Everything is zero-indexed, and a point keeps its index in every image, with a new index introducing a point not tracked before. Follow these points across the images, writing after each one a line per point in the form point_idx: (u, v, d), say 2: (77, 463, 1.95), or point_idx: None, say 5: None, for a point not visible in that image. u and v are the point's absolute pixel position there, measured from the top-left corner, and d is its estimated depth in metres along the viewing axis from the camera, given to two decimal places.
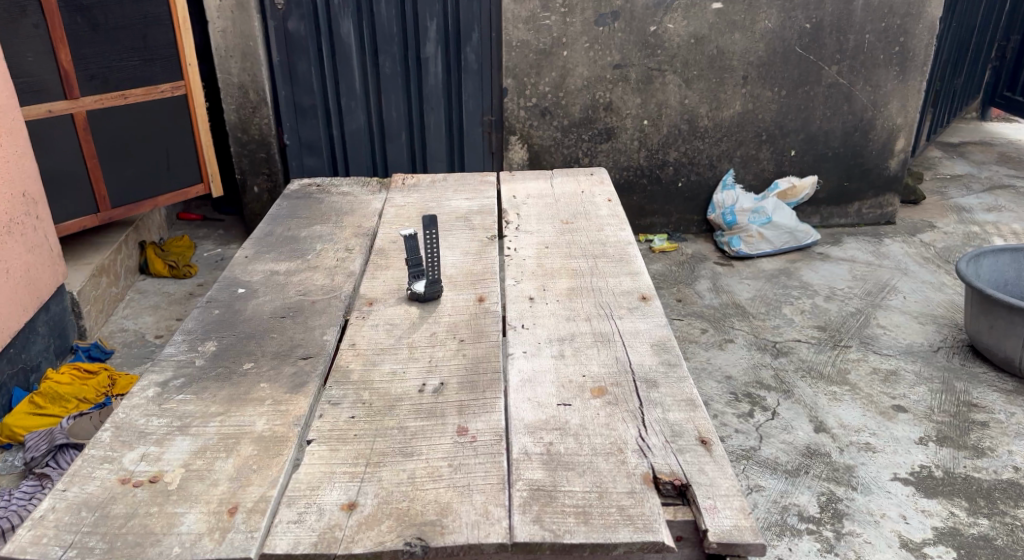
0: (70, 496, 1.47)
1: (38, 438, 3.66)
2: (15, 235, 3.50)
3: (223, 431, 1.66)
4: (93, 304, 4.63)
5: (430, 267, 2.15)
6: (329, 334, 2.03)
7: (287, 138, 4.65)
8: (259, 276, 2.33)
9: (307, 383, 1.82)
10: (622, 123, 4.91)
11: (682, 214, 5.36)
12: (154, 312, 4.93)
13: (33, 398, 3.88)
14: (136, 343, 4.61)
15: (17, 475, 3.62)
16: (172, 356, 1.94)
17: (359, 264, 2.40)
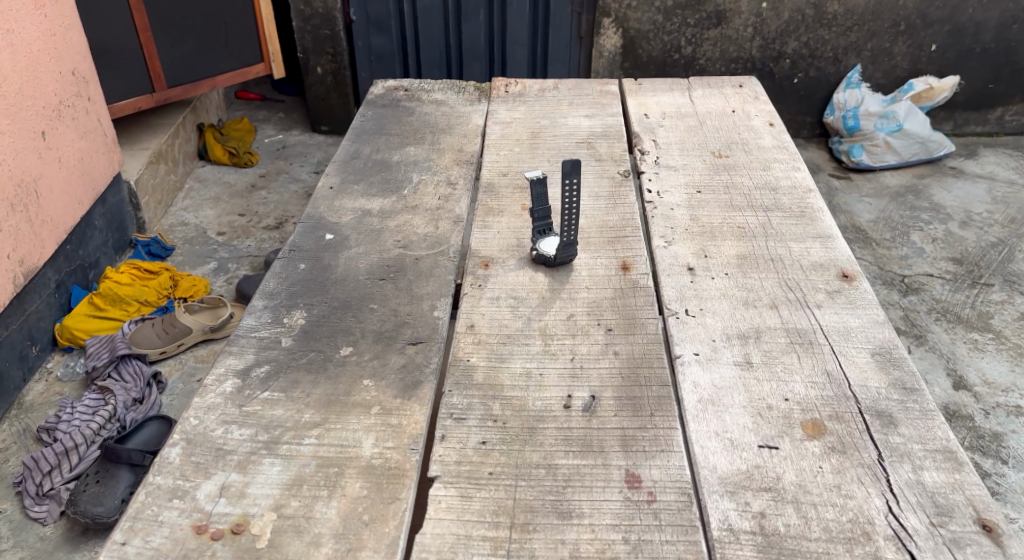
0: (132, 553, 1.13)
1: (100, 344, 3.31)
2: (64, 119, 3.13)
3: (321, 455, 1.28)
4: (151, 194, 4.28)
5: (565, 226, 1.68)
6: (440, 310, 1.61)
7: (353, 13, 4.08)
8: (349, 217, 1.90)
9: (422, 384, 1.43)
10: (736, 5, 4.06)
11: (792, 116, 4.49)
12: (215, 205, 4.57)
13: (93, 299, 3.55)
14: (198, 241, 4.27)
15: (80, 383, 3.27)
16: (252, 330, 1.54)
17: (466, 205, 1.95)
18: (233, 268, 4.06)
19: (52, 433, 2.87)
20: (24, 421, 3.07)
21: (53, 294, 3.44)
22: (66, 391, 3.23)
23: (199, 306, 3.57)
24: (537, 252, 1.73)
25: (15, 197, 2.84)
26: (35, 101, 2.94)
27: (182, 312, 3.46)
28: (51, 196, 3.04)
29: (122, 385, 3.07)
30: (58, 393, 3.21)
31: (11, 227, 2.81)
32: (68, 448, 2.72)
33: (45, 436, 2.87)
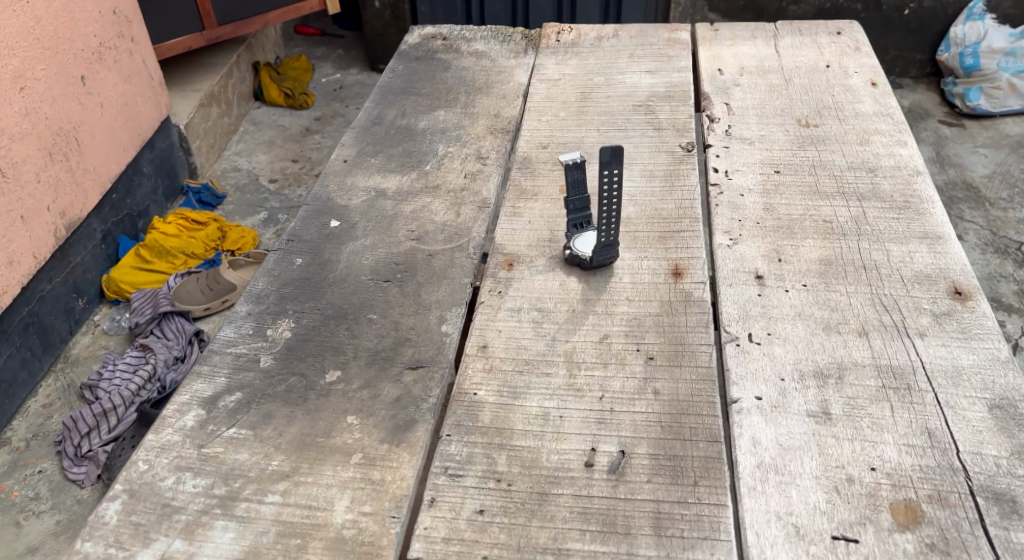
0: None
1: (145, 299, 2.97)
2: (103, 65, 2.94)
3: (284, 521, 1.06)
4: (203, 138, 3.94)
5: (604, 223, 1.39)
6: (448, 324, 1.34)
7: None
8: (361, 199, 1.64)
9: (416, 427, 1.18)
10: None
11: (901, 50, 3.77)
12: (272, 149, 4.23)
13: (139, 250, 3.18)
14: (250, 188, 3.92)
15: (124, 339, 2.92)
16: (230, 345, 1.32)
17: (495, 185, 1.67)
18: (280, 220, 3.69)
19: (93, 392, 2.63)
20: (68, 376, 2.77)
21: (99, 245, 3.08)
22: (111, 345, 2.91)
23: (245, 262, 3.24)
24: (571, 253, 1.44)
25: (52, 147, 2.67)
26: (71, 46, 2.75)
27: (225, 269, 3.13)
28: (93, 144, 2.88)
29: (164, 345, 2.78)
30: (104, 348, 2.88)
31: (49, 179, 2.65)
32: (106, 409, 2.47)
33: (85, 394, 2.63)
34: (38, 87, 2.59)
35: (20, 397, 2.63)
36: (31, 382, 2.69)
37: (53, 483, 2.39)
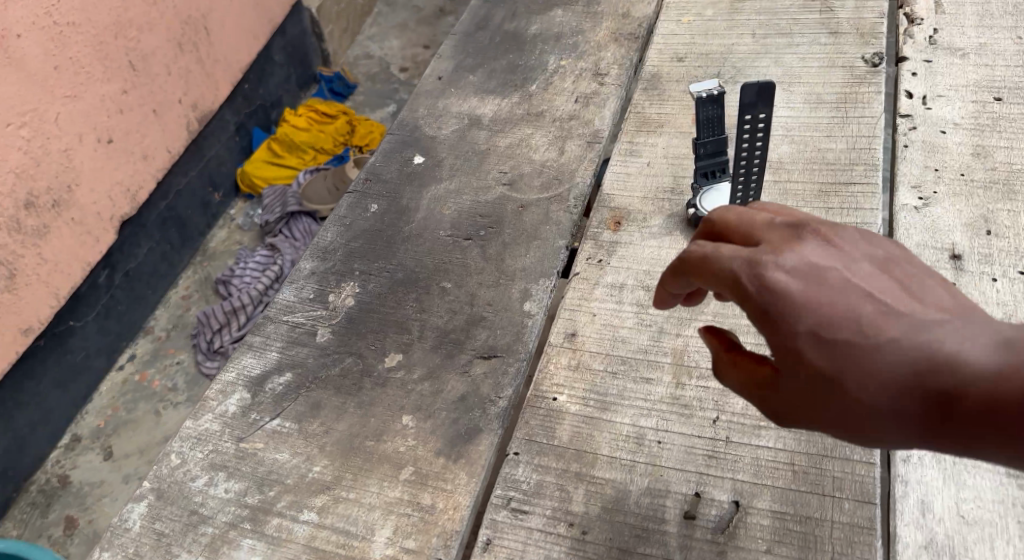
0: None
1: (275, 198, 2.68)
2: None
3: (315, 549, 0.90)
4: (335, 20, 3.35)
5: (741, 178, 1.06)
6: (532, 303, 1.09)
7: None
8: (451, 128, 1.39)
9: (479, 439, 0.96)
10: None
11: None
12: (402, 33, 3.56)
13: (270, 144, 2.85)
14: (381, 77, 3.36)
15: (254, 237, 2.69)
16: (289, 311, 1.14)
17: (611, 114, 1.36)
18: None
19: (225, 288, 2.46)
20: (206, 271, 2.58)
21: (233, 137, 2.76)
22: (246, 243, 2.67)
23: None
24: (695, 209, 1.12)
25: (182, 33, 2.25)
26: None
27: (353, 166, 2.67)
28: (227, 31, 2.45)
29: (293, 244, 2.57)
30: (239, 244, 2.66)
31: (181, 70, 2.27)
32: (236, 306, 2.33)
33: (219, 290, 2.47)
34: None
35: (159, 289, 2.45)
36: (171, 274, 2.51)
37: (189, 375, 2.29)
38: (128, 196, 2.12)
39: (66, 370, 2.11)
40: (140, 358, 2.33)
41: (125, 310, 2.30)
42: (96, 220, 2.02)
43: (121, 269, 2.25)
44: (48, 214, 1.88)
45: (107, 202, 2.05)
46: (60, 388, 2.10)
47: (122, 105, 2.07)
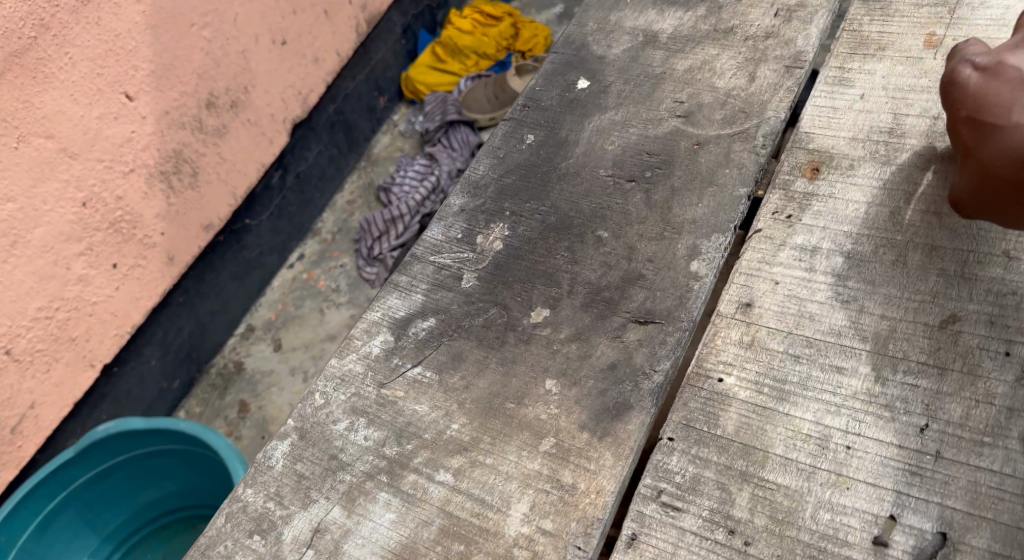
0: None
1: (435, 105, 2.62)
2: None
3: (451, 514, 0.84)
4: None
5: None
6: (701, 262, 0.95)
7: None
8: (625, 46, 1.23)
9: (631, 416, 0.86)
10: None
11: None
12: None
13: (434, 47, 2.75)
14: None
15: (414, 144, 2.64)
16: (436, 251, 1.06)
17: (820, 32, 1.14)
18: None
19: (386, 196, 2.44)
20: (370, 176, 2.56)
21: (399, 40, 2.68)
22: (407, 149, 2.63)
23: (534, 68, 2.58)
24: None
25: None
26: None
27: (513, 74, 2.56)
28: None
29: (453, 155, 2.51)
30: (400, 150, 2.62)
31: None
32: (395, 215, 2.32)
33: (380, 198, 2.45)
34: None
35: (327, 191, 2.46)
36: (338, 177, 2.50)
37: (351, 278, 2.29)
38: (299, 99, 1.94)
39: (244, 266, 2.16)
40: (307, 258, 2.35)
41: (296, 212, 2.32)
42: (270, 122, 1.87)
43: (293, 170, 2.25)
44: (228, 114, 1.74)
45: (281, 104, 1.88)
46: (237, 282, 2.16)
47: (297, 2, 1.85)
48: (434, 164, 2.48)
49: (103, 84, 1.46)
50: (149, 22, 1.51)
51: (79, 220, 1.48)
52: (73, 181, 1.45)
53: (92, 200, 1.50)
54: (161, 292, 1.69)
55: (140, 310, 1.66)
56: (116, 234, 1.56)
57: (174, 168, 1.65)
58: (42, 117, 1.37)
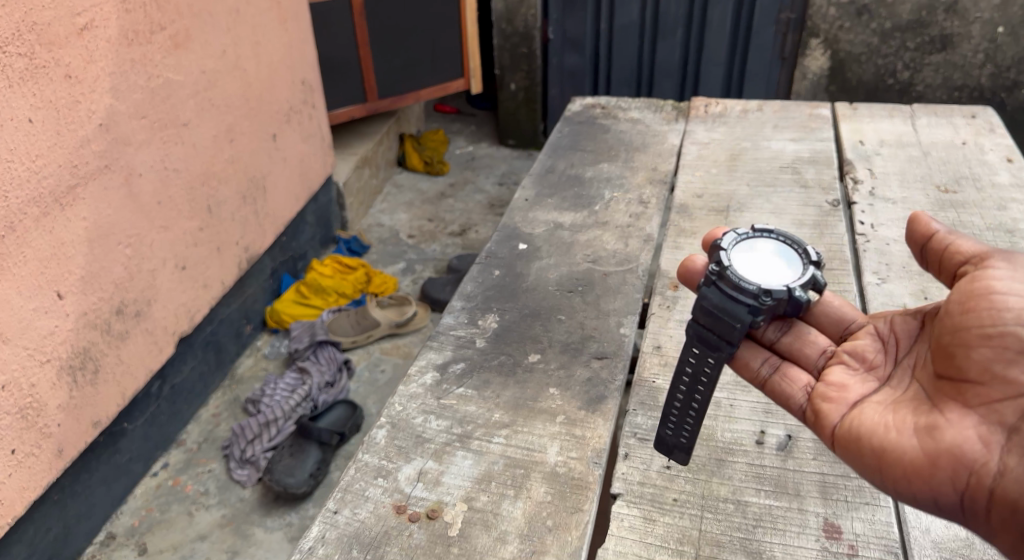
0: (342, 522, 1.21)
1: (301, 329, 2.99)
2: (292, 124, 3.05)
3: (510, 456, 1.31)
4: (356, 196, 3.77)
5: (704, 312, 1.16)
6: (626, 327, 1.60)
7: (551, 32, 3.84)
8: (542, 229, 1.96)
9: (606, 400, 1.42)
10: (967, 31, 3.31)
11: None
12: (410, 209, 3.98)
13: (299, 287, 3.19)
14: (391, 242, 3.74)
15: (283, 362, 2.96)
16: (451, 328, 1.62)
17: (656, 225, 1.95)
18: (419, 270, 3.55)
19: (254, 407, 2.70)
20: (234, 393, 2.83)
21: (268, 279, 3.13)
22: (272, 369, 2.95)
23: (390, 303, 3.16)
24: (789, 238, 1.24)
25: (248, 190, 2.78)
26: (271, 102, 2.88)
27: (374, 306, 3.10)
28: (277, 194, 2.99)
29: (322, 368, 2.82)
30: (264, 369, 2.93)
31: (242, 217, 2.75)
32: (268, 420, 2.58)
33: (247, 408, 2.71)
34: (244, 138, 2.72)
35: (193, 406, 2.71)
36: (203, 394, 2.77)
37: (220, 481, 2.49)
38: (187, 317, 2.49)
39: (114, 470, 2.34)
40: (172, 466, 2.53)
41: (165, 421, 2.56)
42: (162, 333, 2.38)
43: (170, 380, 2.54)
44: (131, 322, 2.23)
45: (172, 318, 2.42)
46: (105, 487, 2.31)
47: (198, 239, 2.51)
48: (304, 376, 2.77)
49: (42, 281, 1.90)
50: (87, 238, 2.03)
51: None
52: None
53: (9, 385, 1.83)
54: (44, 483, 1.97)
55: (22, 499, 1.91)
56: (23, 418, 1.89)
57: (81, 365, 2.05)
58: None
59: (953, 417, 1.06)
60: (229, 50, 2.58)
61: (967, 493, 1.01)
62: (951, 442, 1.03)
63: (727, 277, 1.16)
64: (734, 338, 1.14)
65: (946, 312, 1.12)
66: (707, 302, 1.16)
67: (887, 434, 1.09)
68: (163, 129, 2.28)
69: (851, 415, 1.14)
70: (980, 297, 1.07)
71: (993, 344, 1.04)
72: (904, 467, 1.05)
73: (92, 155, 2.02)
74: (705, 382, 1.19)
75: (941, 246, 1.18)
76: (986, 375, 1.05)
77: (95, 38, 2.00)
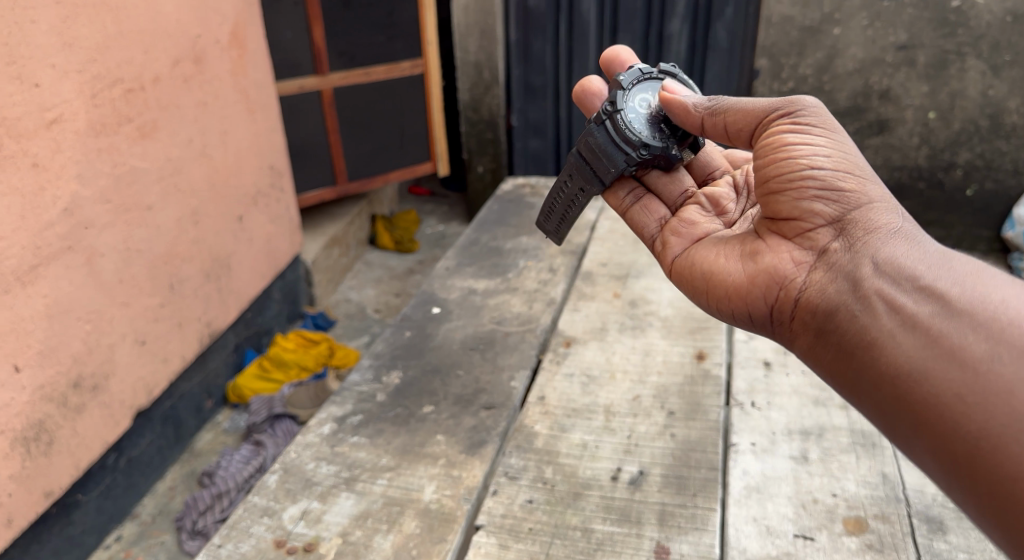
0: (224, 555, 1.34)
1: (260, 402, 2.90)
2: (259, 206, 3.08)
3: (389, 495, 1.44)
4: (325, 272, 3.88)
5: (590, 146, 1.46)
6: (516, 380, 1.75)
7: (515, 119, 3.98)
8: (456, 294, 2.12)
9: (486, 444, 1.55)
10: (901, 115, 3.43)
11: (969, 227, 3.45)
12: (378, 285, 4.11)
13: (261, 360, 3.09)
14: (358, 316, 3.83)
15: (241, 438, 2.89)
16: (356, 383, 1.76)
17: (563, 290, 2.12)
18: None
19: (209, 480, 2.63)
20: (191, 466, 2.76)
21: (230, 355, 3.06)
22: (230, 442, 2.88)
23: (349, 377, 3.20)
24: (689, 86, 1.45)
25: (211, 268, 2.74)
26: (238, 186, 2.90)
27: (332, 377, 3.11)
28: (244, 272, 2.98)
29: (278, 441, 2.74)
30: (223, 443, 2.86)
31: (205, 294, 2.71)
32: (221, 491, 2.51)
33: (202, 481, 2.64)
34: (210, 220, 2.72)
35: (149, 479, 2.62)
36: (161, 467, 2.68)
37: (171, 552, 2.41)
38: (145, 391, 2.41)
39: (63, 542, 2.22)
40: (126, 537, 2.45)
41: (121, 494, 2.46)
42: (119, 407, 2.30)
43: (127, 453, 2.46)
44: (88, 395, 2.16)
45: (130, 393, 2.34)
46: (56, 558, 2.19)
47: (159, 314, 2.45)
48: (260, 449, 2.71)
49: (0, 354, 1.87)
50: (47, 313, 2.00)
51: None
52: None
53: None
54: None
55: None
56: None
57: (34, 436, 1.98)
58: None
59: (770, 244, 1.20)
60: (195, 139, 2.60)
61: (777, 305, 1.18)
62: (766, 259, 1.19)
63: (616, 118, 1.41)
64: (609, 178, 1.46)
65: (755, 166, 1.23)
66: (594, 137, 1.45)
67: (717, 262, 1.27)
68: (128, 213, 2.27)
69: (692, 248, 1.34)
70: (780, 148, 1.18)
71: (796, 186, 1.17)
72: (726, 284, 1.24)
73: (55, 237, 2.02)
74: (579, 201, 1.54)
75: (715, 119, 1.28)
76: (795, 211, 1.17)
77: (64, 131, 2.03)
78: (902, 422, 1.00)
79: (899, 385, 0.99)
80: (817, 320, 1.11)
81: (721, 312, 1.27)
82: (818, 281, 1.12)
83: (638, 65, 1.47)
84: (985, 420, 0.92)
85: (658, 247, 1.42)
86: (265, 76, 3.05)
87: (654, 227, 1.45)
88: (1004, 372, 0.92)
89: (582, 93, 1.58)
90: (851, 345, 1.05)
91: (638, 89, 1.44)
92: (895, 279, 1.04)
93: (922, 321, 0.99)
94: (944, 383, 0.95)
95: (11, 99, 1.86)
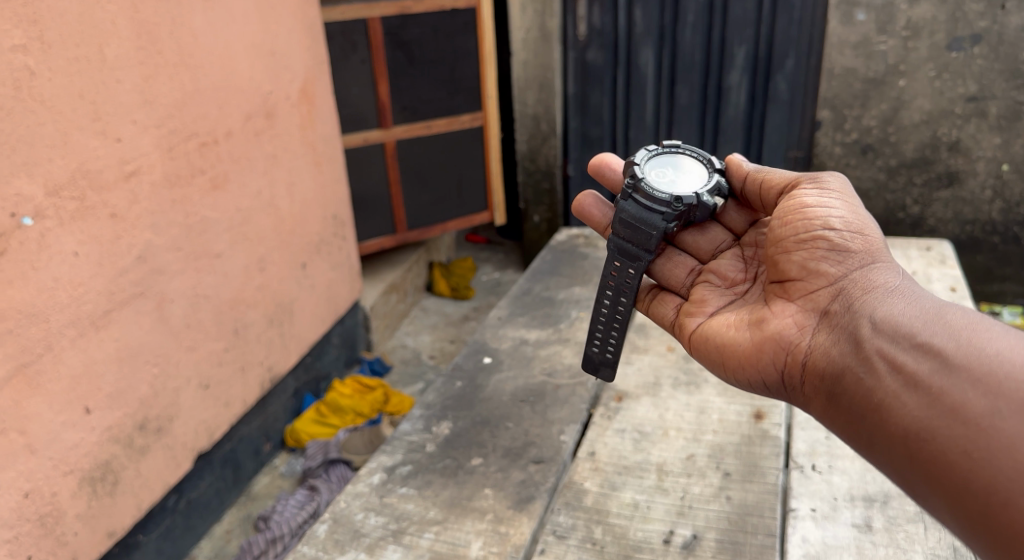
0: None
1: (316, 448, 2.93)
2: (322, 254, 3.16)
3: (437, 549, 1.43)
4: (383, 318, 3.94)
5: (626, 223, 1.47)
6: (565, 434, 1.73)
7: (572, 169, 3.93)
8: (508, 344, 2.13)
9: (535, 499, 1.53)
10: (972, 167, 3.34)
11: None
12: (434, 331, 4.14)
13: (318, 406, 3.13)
14: (414, 361, 3.86)
15: (297, 482, 2.92)
16: (406, 434, 1.76)
17: None
18: None
19: (264, 523, 2.65)
20: (247, 510, 2.79)
21: (290, 398, 3.11)
22: (286, 486, 2.91)
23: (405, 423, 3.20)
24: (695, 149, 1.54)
25: (274, 314, 2.82)
26: (303, 235, 2.99)
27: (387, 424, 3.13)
28: (304, 318, 3.04)
29: (332, 486, 2.74)
30: (279, 486, 2.89)
31: (267, 339, 2.78)
32: (275, 536, 2.52)
33: (258, 524, 2.66)
34: (274, 268, 2.80)
35: (207, 521, 2.66)
36: (219, 509, 2.72)
37: None
38: (206, 434, 2.46)
39: None
40: None
41: (180, 535, 2.50)
42: (182, 448, 2.35)
43: (186, 495, 2.51)
44: (152, 437, 2.22)
45: (193, 435, 2.40)
46: None
47: (223, 358, 2.52)
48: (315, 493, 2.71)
49: (73, 396, 1.95)
50: (118, 357, 2.08)
51: (18, 507, 1.81)
52: (24, 472, 1.82)
53: (33, 491, 1.85)
54: None
55: None
56: (41, 524, 1.87)
57: (101, 476, 2.04)
58: (23, 415, 1.81)
59: (776, 309, 1.27)
60: (263, 191, 2.70)
61: (787, 369, 1.23)
62: (771, 326, 1.26)
63: (642, 189, 1.46)
64: (653, 244, 1.46)
65: (770, 229, 1.35)
66: (625, 214, 1.47)
67: (728, 333, 1.33)
68: (197, 260, 2.36)
69: (706, 322, 1.41)
70: (795, 212, 1.30)
71: (807, 247, 1.26)
72: (736, 353, 1.30)
73: (129, 283, 2.10)
74: (628, 293, 1.53)
75: (754, 185, 1.47)
76: (803, 272, 1.26)
77: (140, 183, 2.13)
78: (914, 480, 0.99)
79: (907, 444, 0.98)
80: (826, 385, 1.14)
81: (740, 381, 1.32)
82: (823, 342, 1.17)
83: (644, 147, 1.55)
84: (992, 472, 0.89)
85: (678, 333, 1.48)
86: (331, 131, 3.14)
87: (672, 312, 1.52)
88: (1005, 425, 0.89)
89: (581, 208, 1.69)
90: (860, 407, 1.06)
91: (651, 162, 1.53)
92: (892, 338, 1.06)
93: (920, 380, 0.98)
94: (947, 439, 0.93)
95: (94, 153, 1.97)
